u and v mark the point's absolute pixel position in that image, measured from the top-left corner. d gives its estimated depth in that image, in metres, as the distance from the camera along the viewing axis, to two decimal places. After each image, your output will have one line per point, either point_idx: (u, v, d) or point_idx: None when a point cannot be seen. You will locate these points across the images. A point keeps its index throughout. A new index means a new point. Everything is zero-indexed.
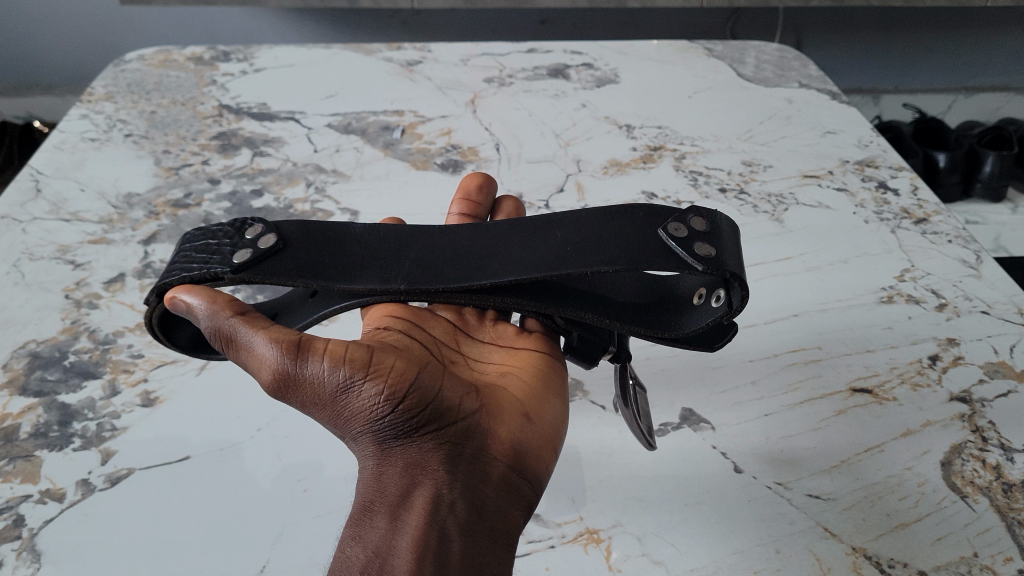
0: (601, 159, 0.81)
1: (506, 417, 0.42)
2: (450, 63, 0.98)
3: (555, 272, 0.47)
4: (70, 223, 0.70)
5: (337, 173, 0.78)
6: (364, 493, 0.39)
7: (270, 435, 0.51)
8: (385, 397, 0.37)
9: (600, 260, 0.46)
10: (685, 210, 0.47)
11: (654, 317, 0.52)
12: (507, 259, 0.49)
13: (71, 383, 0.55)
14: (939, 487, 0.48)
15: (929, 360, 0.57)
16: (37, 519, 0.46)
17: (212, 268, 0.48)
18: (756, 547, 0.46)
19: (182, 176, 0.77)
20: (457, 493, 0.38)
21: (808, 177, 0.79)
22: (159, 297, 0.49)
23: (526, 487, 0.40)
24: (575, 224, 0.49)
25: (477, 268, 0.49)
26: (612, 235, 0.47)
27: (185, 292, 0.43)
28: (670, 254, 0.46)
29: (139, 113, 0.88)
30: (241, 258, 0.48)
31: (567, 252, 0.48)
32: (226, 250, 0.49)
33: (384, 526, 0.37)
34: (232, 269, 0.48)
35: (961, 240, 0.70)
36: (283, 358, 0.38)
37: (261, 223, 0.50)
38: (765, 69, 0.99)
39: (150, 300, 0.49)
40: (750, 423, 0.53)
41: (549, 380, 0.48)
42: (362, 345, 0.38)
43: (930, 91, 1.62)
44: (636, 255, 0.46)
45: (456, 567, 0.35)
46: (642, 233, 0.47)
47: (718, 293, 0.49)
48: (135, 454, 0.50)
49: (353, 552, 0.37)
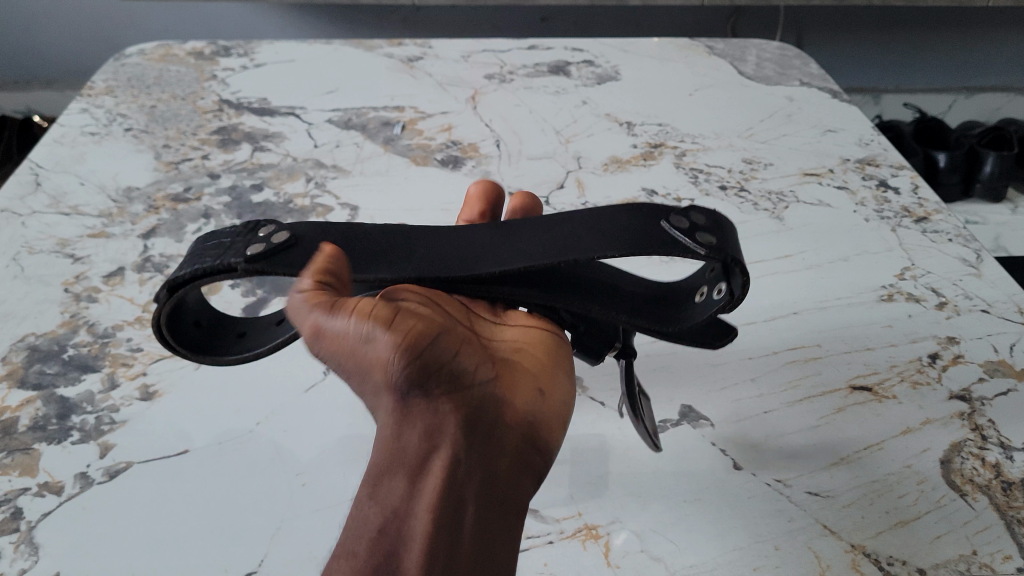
0: (602, 156, 0.81)
1: (520, 391, 0.43)
2: (451, 60, 0.98)
3: (561, 260, 0.47)
4: (69, 216, 0.70)
5: (338, 168, 0.78)
6: (383, 455, 0.38)
7: (269, 428, 0.51)
8: (397, 354, 0.38)
9: (605, 246, 0.46)
10: (686, 206, 0.47)
11: (657, 311, 0.52)
12: (515, 250, 0.49)
13: (70, 376, 0.55)
14: (937, 486, 0.48)
15: (929, 358, 0.57)
16: (35, 512, 0.46)
17: (226, 260, 0.47)
18: (756, 544, 0.45)
19: (182, 171, 0.77)
20: (473, 460, 0.37)
21: (808, 175, 0.79)
22: (169, 292, 0.47)
23: (537, 460, 0.40)
24: (579, 217, 0.49)
25: (483, 260, 0.49)
26: (616, 226, 0.47)
27: (329, 245, 0.44)
28: (675, 243, 0.46)
29: (139, 107, 0.87)
30: (255, 250, 0.47)
31: (574, 241, 0.47)
32: (239, 245, 0.48)
33: (402, 486, 0.36)
34: (247, 260, 0.46)
35: (961, 239, 0.70)
36: (317, 310, 0.39)
37: (273, 224, 0.49)
38: (766, 66, 0.99)
39: (160, 296, 0.47)
40: (750, 419, 0.53)
41: (557, 354, 0.49)
42: (388, 306, 0.40)
43: (931, 91, 1.62)
44: (642, 242, 0.46)
45: (470, 536, 0.35)
46: (645, 225, 0.47)
47: (720, 284, 0.49)
48: (134, 447, 0.50)
49: (370, 510, 0.36)
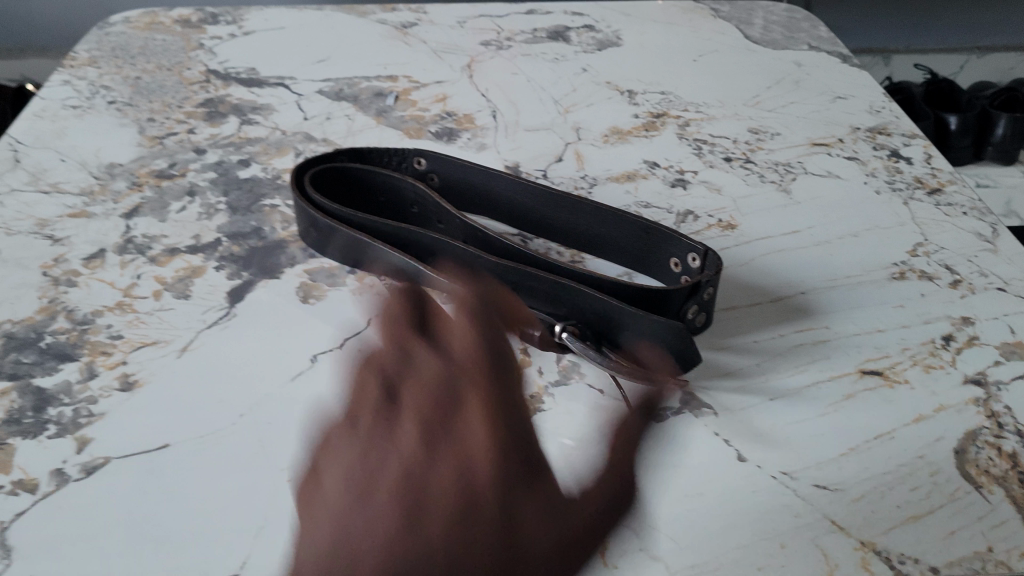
0: (602, 127, 0.78)
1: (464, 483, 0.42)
2: (446, 26, 0.95)
3: (599, 242, 0.63)
4: (49, 195, 0.68)
5: (329, 142, 0.75)
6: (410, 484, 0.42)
7: (254, 420, 0.49)
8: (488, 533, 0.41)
9: (621, 234, 0.61)
10: (690, 271, 0.59)
11: (640, 301, 0.54)
12: (576, 229, 0.63)
13: (48, 366, 0.53)
14: (952, 477, 0.46)
15: (943, 340, 0.55)
16: (8, 512, 0.44)
17: (416, 171, 0.70)
18: (760, 542, 0.43)
19: (167, 146, 0.74)
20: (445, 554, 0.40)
21: (817, 145, 0.76)
22: (348, 156, 0.69)
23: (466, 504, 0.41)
24: (604, 266, 0.63)
25: (558, 234, 0.65)
26: (625, 249, 0.62)
27: None
28: (674, 245, 0.59)
29: (123, 79, 0.85)
30: (422, 163, 0.69)
31: (604, 242, 0.62)
32: (408, 163, 0.69)
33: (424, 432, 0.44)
34: (421, 156, 0.68)
35: (976, 212, 0.67)
36: None
37: (424, 161, 0.68)
38: (774, 30, 0.96)
39: (372, 154, 0.70)
40: (756, 407, 0.51)
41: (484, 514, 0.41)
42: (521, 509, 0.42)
43: (942, 51, 1.58)
44: (648, 234, 0.60)
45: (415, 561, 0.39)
46: (651, 244, 0.60)
47: (692, 307, 0.55)
48: (112, 442, 0.48)
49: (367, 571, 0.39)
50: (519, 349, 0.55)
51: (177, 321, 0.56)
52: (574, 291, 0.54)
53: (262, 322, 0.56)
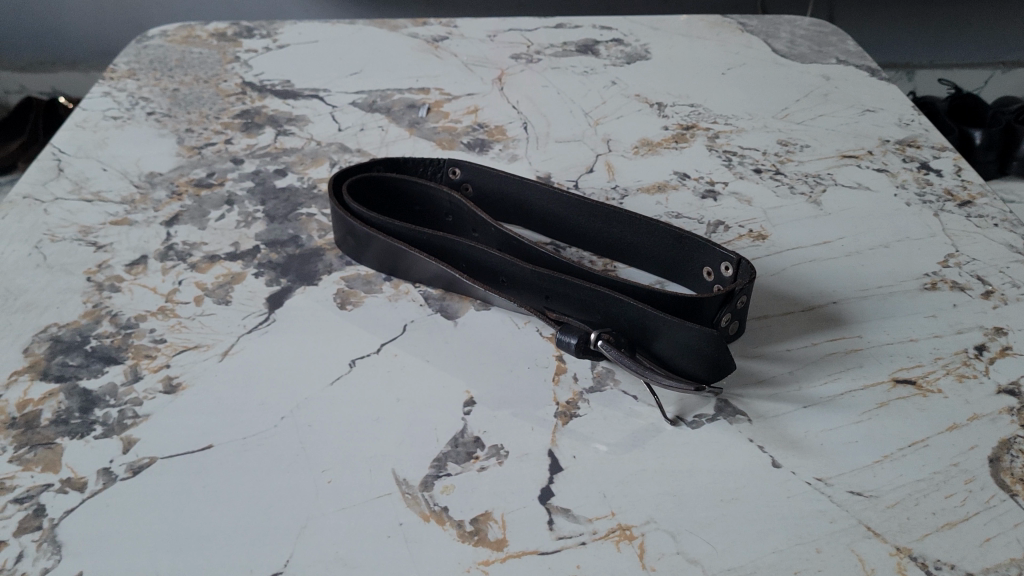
0: (632, 138, 0.79)
1: None
2: (476, 39, 0.96)
3: (632, 250, 0.63)
4: (92, 203, 0.69)
5: (363, 152, 0.77)
6: None
7: (295, 422, 0.50)
8: None
9: (654, 242, 0.62)
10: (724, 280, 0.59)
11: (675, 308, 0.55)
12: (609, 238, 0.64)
13: (93, 368, 0.54)
14: (986, 485, 0.47)
15: (976, 350, 0.55)
16: (58, 509, 0.45)
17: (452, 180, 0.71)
18: (796, 547, 0.44)
19: (205, 156, 0.76)
20: None
21: (847, 157, 0.76)
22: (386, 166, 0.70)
23: None
24: (637, 275, 0.63)
25: (591, 241, 0.66)
26: (658, 257, 0.62)
27: None
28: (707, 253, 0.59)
29: (162, 90, 0.86)
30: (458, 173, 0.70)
31: (637, 250, 0.63)
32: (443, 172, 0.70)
33: None
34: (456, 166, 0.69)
35: (1007, 224, 0.67)
36: None
37: (460, 171, 0.70)
38: (801, 43, 0.97)
39: (409, 163, 0.71)
40: (789, 414, 0.51)
41: None
42: None
43: (966, 66, 1.58)
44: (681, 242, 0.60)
45: None
46: (684, 252, 0.61)
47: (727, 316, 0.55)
48: (158, 442, 0.49)
49: None
50: (554, 356, 0.55)
51: (219, 326, 0.57)
52: (609, 300, 0.54)
53: (301, 327, 0.57)
